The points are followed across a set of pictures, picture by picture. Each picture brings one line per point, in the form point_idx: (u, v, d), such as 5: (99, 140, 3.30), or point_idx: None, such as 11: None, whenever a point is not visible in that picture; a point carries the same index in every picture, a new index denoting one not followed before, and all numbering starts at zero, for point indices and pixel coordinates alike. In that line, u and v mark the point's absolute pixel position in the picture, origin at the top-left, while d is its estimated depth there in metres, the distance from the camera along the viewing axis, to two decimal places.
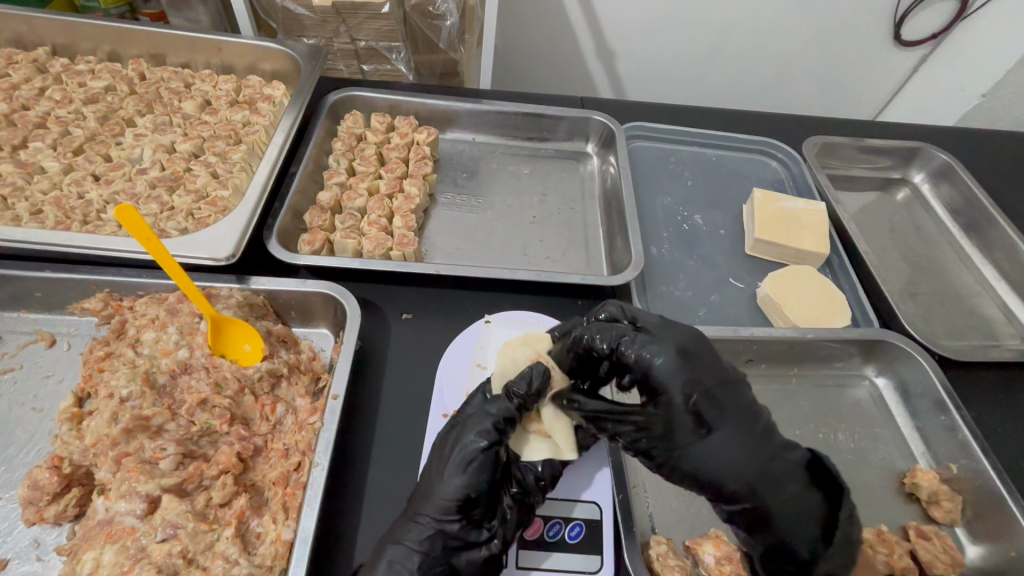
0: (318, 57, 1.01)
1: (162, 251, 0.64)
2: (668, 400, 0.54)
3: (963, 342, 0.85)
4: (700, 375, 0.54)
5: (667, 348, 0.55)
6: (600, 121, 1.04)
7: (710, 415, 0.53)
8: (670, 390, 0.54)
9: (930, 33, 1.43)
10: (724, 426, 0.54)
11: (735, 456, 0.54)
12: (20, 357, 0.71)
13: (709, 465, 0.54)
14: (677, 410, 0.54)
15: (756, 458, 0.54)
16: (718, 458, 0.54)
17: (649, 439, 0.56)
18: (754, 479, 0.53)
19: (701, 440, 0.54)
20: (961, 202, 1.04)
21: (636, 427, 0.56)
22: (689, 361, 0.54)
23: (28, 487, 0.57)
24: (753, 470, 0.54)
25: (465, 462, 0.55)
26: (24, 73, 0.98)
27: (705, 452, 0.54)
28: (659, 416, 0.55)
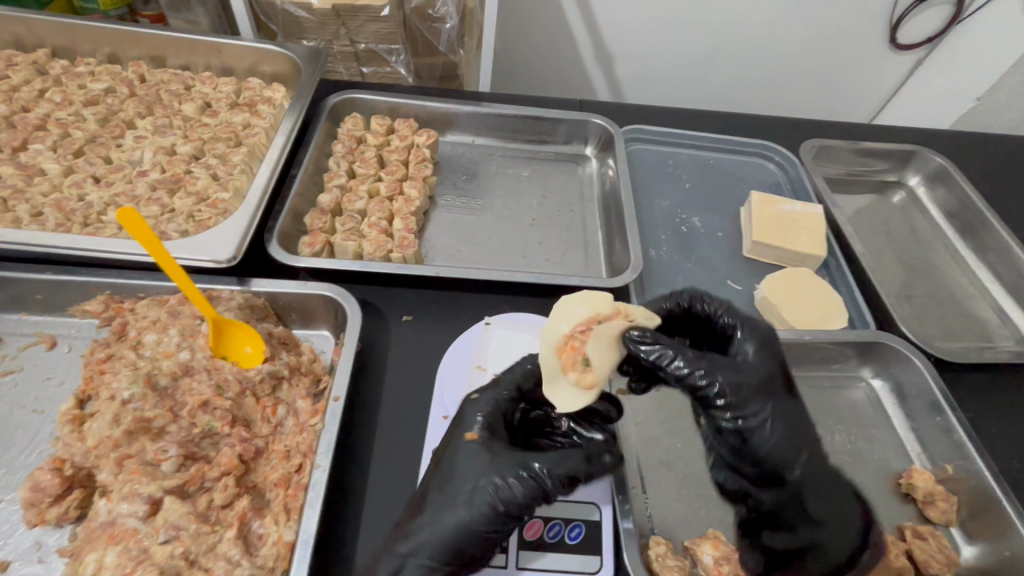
0: (318, 60, 1.02)
1: (164, 253, 0.64)
2: (763, 365, 0.58)
3: (959, 344, 0.86)
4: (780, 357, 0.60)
5: (762, 328, 0.61)
6: (599, 123, 1.04)
7: (782, 391, 0.57)
8: (764, 358, 0.59)
9: (926, 36, 1.44)
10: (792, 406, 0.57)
11: (800, 425, 0.56)
12: (21, 359, 0.71)
13: (781, 433, 0.55)
14: (770, 375, 0.57)
15: (811, 438, 0.57)
16: (788, 423, 0.56)
17: (740, 390, 0.55)
18: (809, 459, 0.56)
19: (778, 405, 0.56)
20: (956, 204, 1.05)
21: (734, 377, 0.55)
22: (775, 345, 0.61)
23: (29, 489, 0.58)
24: (808, 449, 0.56)
25: (472, 464, 0.56)
26: (23, 75, 0.98)
27: (780, 416, 0.55)
28: (751, 373, 0.57)
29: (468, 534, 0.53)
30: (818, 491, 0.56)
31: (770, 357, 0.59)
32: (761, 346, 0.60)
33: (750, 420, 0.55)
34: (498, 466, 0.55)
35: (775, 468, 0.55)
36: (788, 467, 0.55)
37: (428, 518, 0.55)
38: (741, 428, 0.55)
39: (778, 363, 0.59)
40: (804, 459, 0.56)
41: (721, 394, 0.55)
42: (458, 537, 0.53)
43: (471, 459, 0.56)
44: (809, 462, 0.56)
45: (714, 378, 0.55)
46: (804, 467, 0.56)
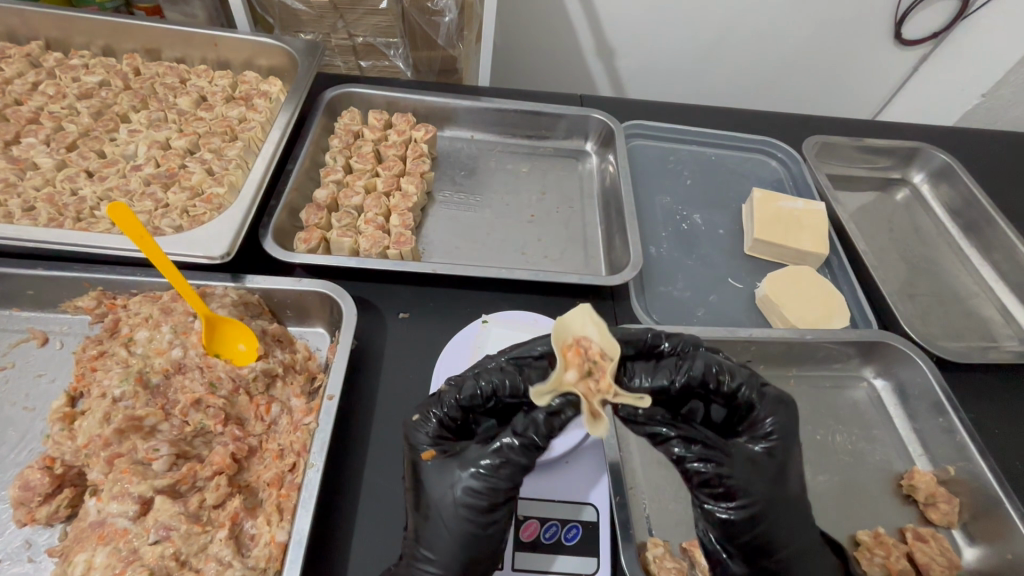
0: (315, 53, 1.00)
1: (155, 249, 0.63)
2: (764, 457, 0.56)
3: (962, 344, 0.85)
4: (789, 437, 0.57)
5: (781, 407, 0.58)
6: (599, 119, 1.03)
7: (780, 479, 0.55)
8: (774, 447, 0.56)
9: (931, 32, 1.43)
10: (788, 495, 0.55)
11: (788, 518, 0.55)
12: (12, 355, 0.70)
13: (769, 522, 0.54)
14: (773, 466, 0.55)
15: (800, 527, 0.55)
16: (777, 516, 0.54)
17: (731, 485, 0.53)
18: (799, 549, 0.55)
19: (768, 501, 0.54)
20: (960, 202, 1.04)
21: (727, 469, 0.53)
22: (789, 426, 0.57)
23: (18, 488, 0.57)
24: (797, 543, 0.55)
25: (430, 477, 0.55)
26: (17, 68, 0.97)
27: (769, 511, 0.54)
28: (749, 464, 0.55)
29: (475, 527, 0.52)
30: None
31: (781, 446, 0.57)
32: (775, 435, 0.57)
33: (739, 515, 0.53)
34: (468, 457, 0.55)
35: (754, 559, 0.54)
36: (770, 556, 0.54)
37: (425, 534, 0.53)
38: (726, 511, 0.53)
39: (787, 453, 0.57)
40: (788, 553, 0.54)
41: (710, 485, 0.54)
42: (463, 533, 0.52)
43: (439, 467, 0.55)
44: (793, 554, 0.54)
45: (704, 469, 0.53)
46: (788, 559, 0.54)
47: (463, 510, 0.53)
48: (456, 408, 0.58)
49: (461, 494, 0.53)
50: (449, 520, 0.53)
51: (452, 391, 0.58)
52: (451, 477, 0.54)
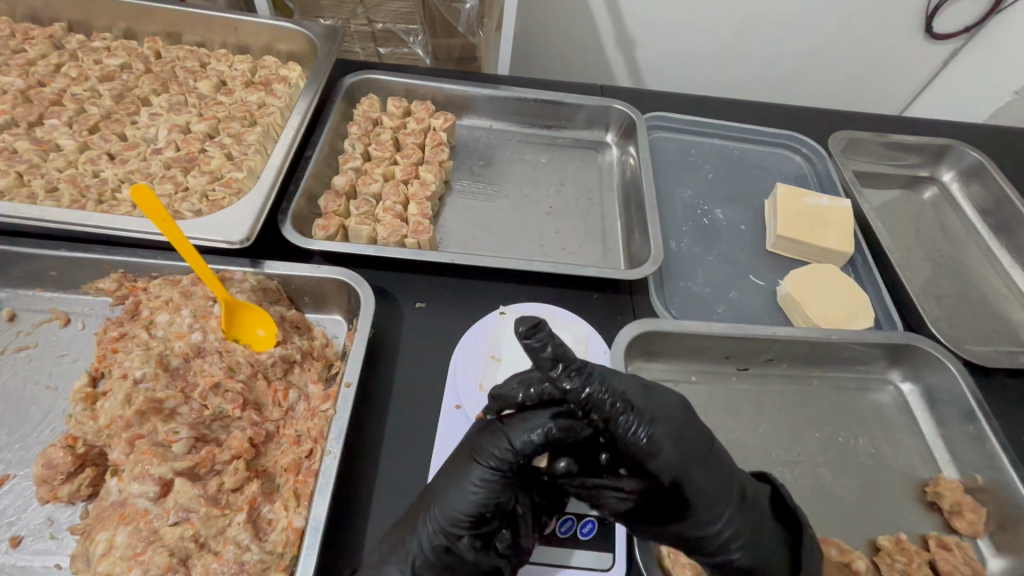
0: (334, 38, 1.00)
1: (177, 232, 0.64)
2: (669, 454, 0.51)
3: (990, 347, 0.83)
4: (683, 434, 0.53)
5: (665, 427, 0.52)
6: (620, 110, 1.01)
7: (699, 469, 0.52)
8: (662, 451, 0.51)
9: (963, 26, 1.39)
10: (714, 477, 0.53)
11: (725, 467, 0.54)
12: (35, 335, 0.71)
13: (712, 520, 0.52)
14: (694, 477, 0.51)
15: (732, 490, 0.53)
16: (714, 468, 0.53)
17: (675, 447, 0.51)
18: (756, 537, 0.54)
19: (704, 454, 0.53)
20: (991, 202, 1.01)
21: (664, 423, 0.52)
22: (683, 434, 0.53)
23: (41, 466, 0.57)
24: (746, 522, 0.53)
25: (450, 469, 0.54)
26: (40, 49, 0.97)
27: (710, 462, 0.53)
28: (671, 423, 0.52)
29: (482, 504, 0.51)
30: (740, 556, 0.53)
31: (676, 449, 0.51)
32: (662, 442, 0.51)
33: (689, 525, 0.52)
34: (479, 449, 0.53)
35: (692, 529, 0.52)
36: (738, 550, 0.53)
37: (437, 517, 0.52)
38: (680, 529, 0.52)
39: (692, 450, 0.52)
40: (732, 514, 0.53)
41: (645, 458, 0.51)
42: (477, 503, 0.51)
43: (485, 432, 0.54)
44: (740, 511, 0.53)
45: (653, 434, 0.51)
46: (733, 520, 0.53)
47: (483, 477, 0.52)
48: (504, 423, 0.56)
49: (482, 455, 0.52)
50: (462, 485, 0.52)
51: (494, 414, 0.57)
52: (488, 438, 0.53)
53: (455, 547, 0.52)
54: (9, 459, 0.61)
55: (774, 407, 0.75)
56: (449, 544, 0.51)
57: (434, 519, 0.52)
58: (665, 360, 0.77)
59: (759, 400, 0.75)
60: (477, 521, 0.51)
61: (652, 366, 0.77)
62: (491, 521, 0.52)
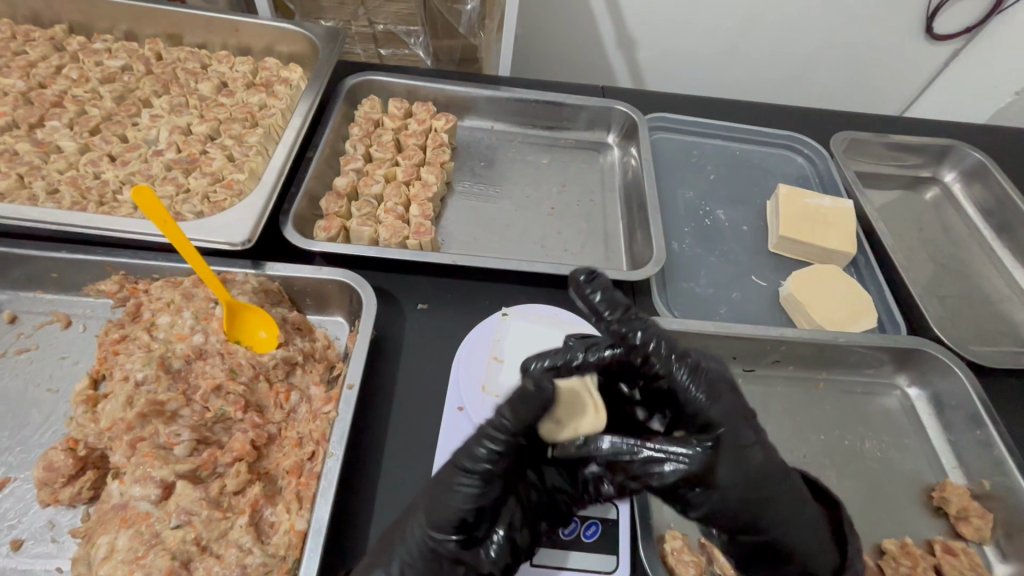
0: (336, 39, 1.00)
1: (178, 233, 0.63)
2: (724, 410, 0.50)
3: (995, 349, 0.82)
4: (735, 392, 0.52)
5: (720, 384, 0.51)
6: (622, 110, 1.01)
7: (749, 431, 0.50)
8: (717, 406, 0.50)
9: (964, 27, 1.39)
10: (761, 443, 0.51)
11: (769, 435, 0.53)
12: (36, 337, 0.71)
13: (761, 489, 0.50)
14: (745, 442, 0.50)
15: (776, 460, 0.52)
16: (760, 433, 0.52)
17: (729, 402, 0.51)
18: (797, 517, 0.52)
19: (751, 417, 0.52)
20: (993, 203, 1.01)
21: (719, 376, 0.52)
22: (736, 394, 0.52)
23: (42, 469, 0.57)
24: (790, 499, 0.52)
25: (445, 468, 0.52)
26: (41, 51, 0.97)
27: (757, 425, 0.52)
28: (723, 377, 0.52)
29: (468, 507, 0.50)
30: (783, 532, 0.51)
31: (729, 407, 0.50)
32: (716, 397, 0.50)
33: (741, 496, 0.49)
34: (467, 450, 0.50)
35: (744, 500, 0.50)
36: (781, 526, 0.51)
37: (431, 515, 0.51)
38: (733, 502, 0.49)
39: (744, 410, 0.51)
40: (782, 482, 0.51)
41: (705, 411, 0.49)
42: (465, 508, 0.50)
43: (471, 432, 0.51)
44: (787, 481, 0.52)
45: (709, 386, 0.51)
46: (784, 489, 0.51)
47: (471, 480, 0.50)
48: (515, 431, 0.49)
49: (468, 458, 0.50)
50: (450, 490, 0.50)
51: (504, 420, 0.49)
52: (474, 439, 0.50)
53: (446, 548, 0.50)
54: (10, 461, 0.61)
55: (778, 408, 0.75)
56: (441, 545, 0.50)
57: (421, 525, 0.51)
58: None
59: (763, 401, 0.75)
60: (467, 522, 0.50)
61: None
62: (480, 525, 0.51)
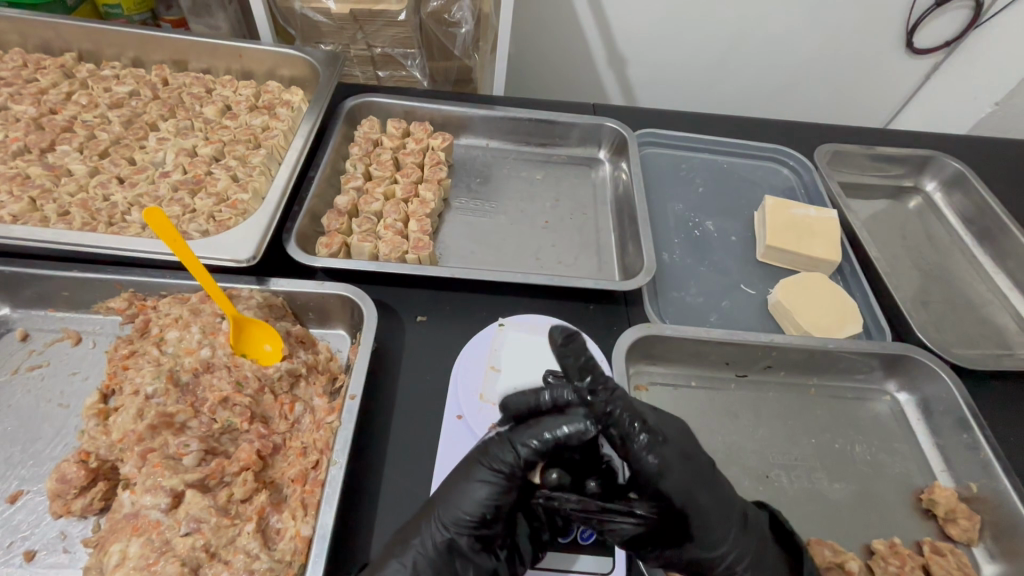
0: (335, 63, 1.04)
1: (187, 251, 0.66)
2: (681, 475, 0.54)
3: (976, 351, 0.85)
4: (693, 453, 0.56)
5: (675, 453, 0.55)
6: (612, 127, 1.05)
7: (704, 494, 0.55)
8: (668, 471, 0.54)
9: (943, 41, 1.44)
10: (716, 495, 0.55)
11: (726, 491, 0.56)
12: (47, 354, 0.73)
13: (711, 547, 0.55)
14: (703, 503, 0.54)
15: (731, 511, 0.56)
16: (718, 490, 0.56)
17: (683, 466, 0.55)
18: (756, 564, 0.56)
19: (709, 474, 0.56)
20: (973, 210, 1.04)
21: (673, 445, 0.55)
22: (693, 463, 0.55)
23: (55, 481, 0.59)
24: (751, 546, 0.56)
25: (454, 482, 0.56)
26: (51, 78, 1.01)
27: (717, 482, 0.56)
28: (681, 445, 0.56)
29: (484, 506, 0.54)
30: (743, 575, 0.56)
31: (687, 468, 0.55)
32: (675, 459, 0.55)
33: (695, 554, 0.55)
34: (481, 463, 0.56)
35: (698, 551, 0.55)
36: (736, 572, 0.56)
37: (444, 517, 0.54)
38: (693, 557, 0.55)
39: (700, 470, 0.55)
40: (736, 533, 0.55)
41: (659, 482, 0.54)
42: (485, 504, 0.54)
43: (494, 440, 0.57)
44: (743, 532, 0.56)
45: (663, 455, 0.54)
46: (739, 538, 0.55)
47: (490, 481, 0.54)
48: (518, 462, 0.55)
49: (491, 459, 0.55)
50: (474, 484, 0.54)
51: (508, 450, 0.55)
52: (499, 443, 0.56)
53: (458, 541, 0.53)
54: (23, 475, 0.63)
55: (770, 413, 0.77)
56: (456, 538, 0.53)
57: (438, 518, 0.54)
58: (663, 365, 0.80)
59: (755, 406, 0.77)
60: (480, 521, 0.54)
61: (650, 373, 0.79)
62: (494, 524, 0.54)
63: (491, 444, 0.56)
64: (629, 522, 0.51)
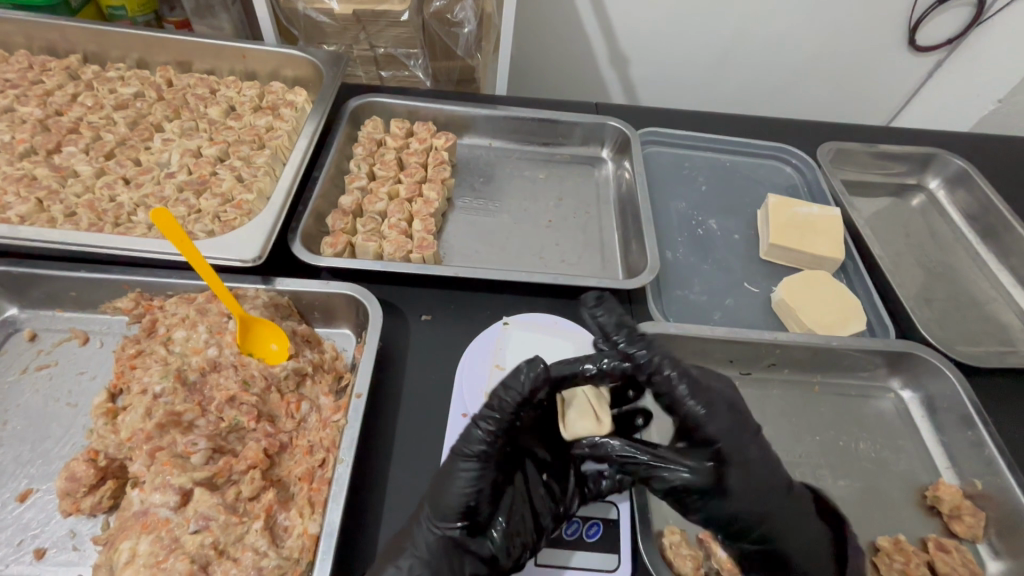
0: (339, 63, 1.04)
1: (194, 252, 0.67)
2: (727, 424, 0.58)
3: (981, 348, 0.85)
4: (737, 406, 0.60)
5: (722, 404, 0.58)
6: (615, 126, 1.05)
7: (747, 446, 0.58)
8: (716, 420, 0.57)
9: (946, 38, 1.44)
10: (758, 449, 0.59)
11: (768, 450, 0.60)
12: (55, 354, 0.73)
13: (756, 501, 0.56)
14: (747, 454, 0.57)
15: (776, 468, 0.59)
16: (763, 445, 0.59)
17: (729, 417, 0.58)
18: (794, 527, 0.58)
19: (751, 432, 0.59)
20: (977, 207, 1.04)
21: (717, 396, 0.59)
22: (738, 416, 0.59)
23: (64, 479, 0.60)
24: (790, 506, 0.58)
25: (439, 474, 0.57)
26: (57, 80, 1.01)
27: (757, 439, 0.59)
28: (728, 399, 0.60)
29: (468, 494, 0.55)
30: (780, 538, 0.57)
31: (734, 420, 0.58)
32: (724, 411, 0.58)
33: (744, 510, 0.56)
34: (456, 453, 0.57)
35: (742, 508, 0.56)
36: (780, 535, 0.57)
37: (434, 510, 0.55)
38: (740, 513, 0.56)
39: (744, 424, 0.59)
40: (782, 495, 0.58)
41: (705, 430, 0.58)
42: (467, 493, 0.54)
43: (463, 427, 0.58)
44: (788, 498, 0.58)
45: (710, 405, 0.58)
46: (779, 498, 0.58)
47: (470, 467, 0.55)
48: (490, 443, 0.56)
49: (467, 446, 0.56)
50: (453, 476, 0.55)
51: (480, 435, 0.56)
52: (469, 429, 0.57)
53: (450, 530, 0.54)
54: (32, 473, 0.63)
55: (774, 410, 0.77)
56: (449, 527, 0.54)
57: (427, 514, 0.55)
58: None
59: (760, 404, 0.77)
60: (468, 510, 0.54)
61: None
62: (480, 510, 0.55)
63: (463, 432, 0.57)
64: (680, 469, 0.56)
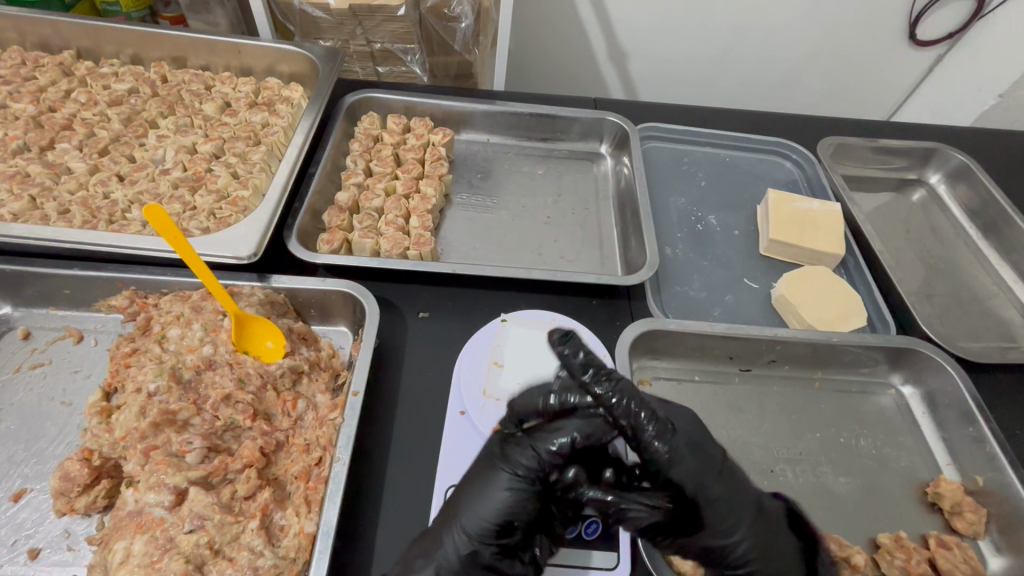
0: (335, 58, 1.03)
1: (188, 249, 0.66)
2: (695, 459, 0.55)
3: (982, 344, 0.85)
4: (700, 440, 0.57)
5: (684, 443, 0.55)
6: (614, 121, 1.04)
7: (717, 483, 0.55)
8: (681, 457, 0.54)
9: (948, 32, 1.42)
10: (727, 483, 0.56)
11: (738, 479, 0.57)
12: (49, 352, 0.73)
13: (730, 535, 0.54)
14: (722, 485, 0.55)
15: (741, 500, 0.56)
16: (729, 478, 0.56)
17: (694, 454, 0.55)
18: (774, 556, 0.56)
19: (719, 466, 0.56)
20: (978, 202, 1.03)
21: (680, 436, 0.56)
22: (701, 452, 0.55)
23: (58, 479, 0.59)
24: (769, 534, 0.56)
25: (471, 490, 0.55)
26: (50, 76, 1.00)
27: (722, 477, 0.56)
28: (688, 435, 0.57)
29: (508, 512, 0.53)
30: (757, 561, 0.55)
31: (700, 456, 0.55)
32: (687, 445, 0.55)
33: (718, 542, 0.54)
34: (497, 468, 0.55)
35: (715, 538, 0.54)
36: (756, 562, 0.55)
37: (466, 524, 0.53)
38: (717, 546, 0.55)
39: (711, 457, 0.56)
40: (749, 522, 0.55)
41: (669, 471, 0.54)
42: (506, 509, 0.53)
43: (509, 443, 0.57)
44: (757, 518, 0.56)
45: (674, 444, 0.54)
46: (750, 526, 0.55)
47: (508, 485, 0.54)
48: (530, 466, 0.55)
49: (511, 462, 0.55)
50: (494, 492, 0.54)
51: (523, 453, 0.55)
52: (514, 448, 0.56)
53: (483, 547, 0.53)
54: (26, 472, 0.63)
55: (774, 407, 0.77)
56: (482, 543, 0.53)
57: (461, 525, 0.54)
58: (667, 359, 0.79)
59: (760, 400, 0.77)
60: (503, 527, 0.53)
61: (653, 367, 0.79)
62: (516, 532, 0.54)
63: (501, 455, 0.57)
64: (639, 507, 0.51)
